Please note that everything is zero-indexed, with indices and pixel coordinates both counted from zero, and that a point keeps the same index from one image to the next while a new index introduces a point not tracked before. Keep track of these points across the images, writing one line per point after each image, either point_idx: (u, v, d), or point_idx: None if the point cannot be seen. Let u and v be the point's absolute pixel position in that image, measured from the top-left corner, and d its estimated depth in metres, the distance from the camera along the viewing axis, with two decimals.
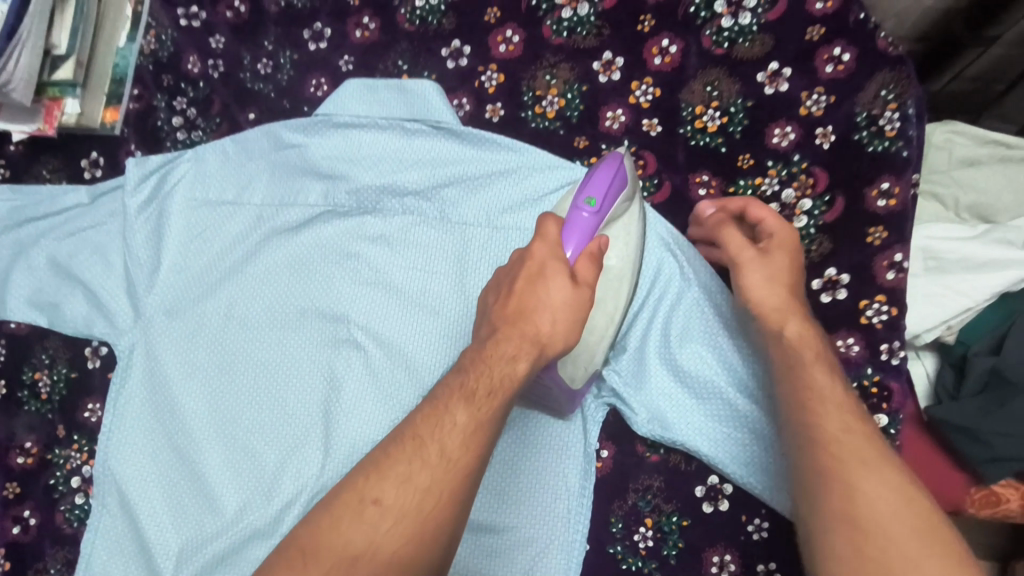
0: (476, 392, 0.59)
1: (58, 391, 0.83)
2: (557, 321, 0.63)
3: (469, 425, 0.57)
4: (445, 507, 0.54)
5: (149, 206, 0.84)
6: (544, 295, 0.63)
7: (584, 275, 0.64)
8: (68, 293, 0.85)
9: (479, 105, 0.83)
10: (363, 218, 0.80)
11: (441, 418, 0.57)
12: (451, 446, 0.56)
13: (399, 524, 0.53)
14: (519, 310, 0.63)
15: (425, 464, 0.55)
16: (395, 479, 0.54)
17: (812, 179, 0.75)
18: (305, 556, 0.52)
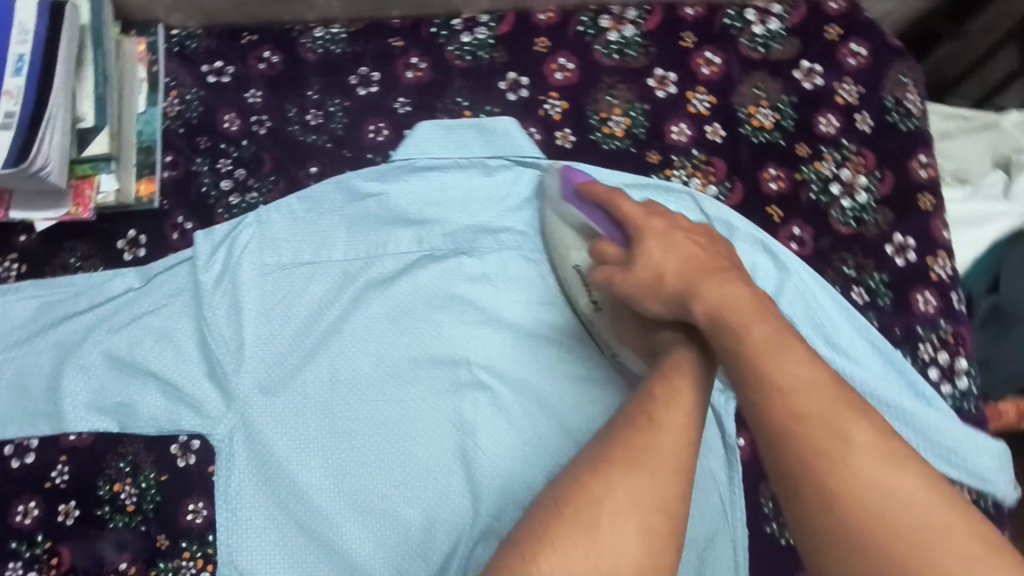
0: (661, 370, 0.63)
1: (150, 499, 0.75)
2: (689, 274, 0.63)
3: (669, 397, 0.61)
4: (683, 474, 0.57)
5: (222, 281, 0.78)
6: (665, 253, 0.66)
7: (682, 218, 0.70)
8: (139, 390, 0.76)
9: (550, 132, 0.85)
10: (460, 261, 0.80)
11: (646, 395, 0.61)
12: (659, 414, 0.59)
13: (637, 482, 0.55)
14: (653, 263, 0.66)
15: (643, 432, 0.58)
16: (626, 447, 0.57)
17: (863, 158, 0.85)
18: (558, 510, 0.54)
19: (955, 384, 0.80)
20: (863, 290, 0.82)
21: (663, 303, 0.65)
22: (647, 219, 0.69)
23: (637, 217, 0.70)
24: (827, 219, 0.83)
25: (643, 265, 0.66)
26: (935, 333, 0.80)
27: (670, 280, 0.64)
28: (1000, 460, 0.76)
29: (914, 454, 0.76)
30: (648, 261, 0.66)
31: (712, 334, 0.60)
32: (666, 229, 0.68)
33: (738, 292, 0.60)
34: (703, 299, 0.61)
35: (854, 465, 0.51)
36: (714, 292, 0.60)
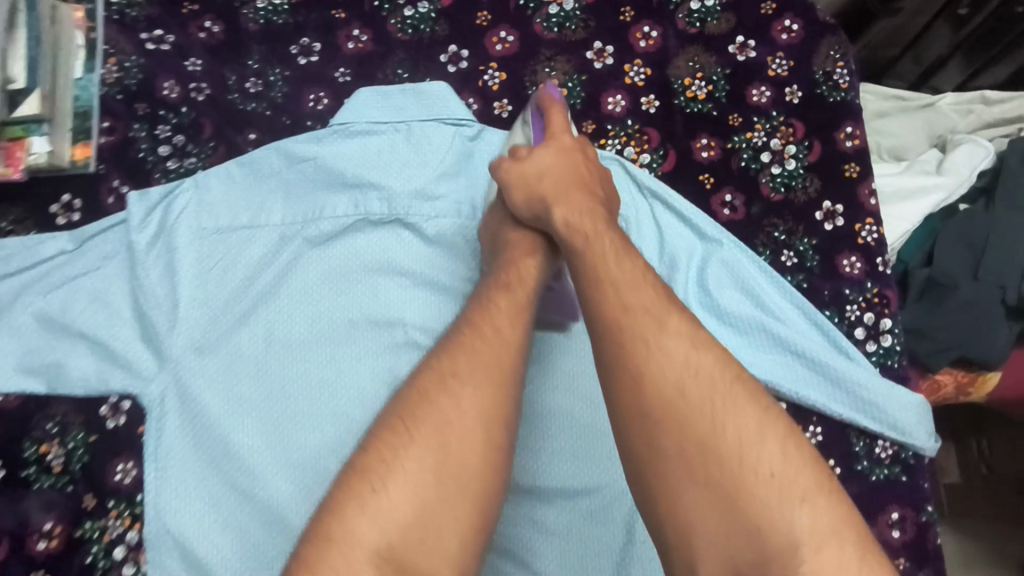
0: (510, 282, 0.67)
1: (78, 459, 0.75)
2: (563, 184, 0.70)
3: (511, 308, 0.64)
4: (512, 379, 0.59)
5: (157, 243, 0.78)
6: (553, 160, 0.72)
7: (592, 149, 0.75)
8: (69, 350, 0.76)
9: (487, 102, 0.87)
10: (394, 226, 0.81)
11: (487, 305, 0.64)
12: (501, 324, 0.62)
13: (480, 389, 0.57)
14: (538, 166, 0.71)
15: (487, 343, 0.60)
16: (467, 355, 0.59)
17: (792, 129, 0.87)
18: (403, 423, 0.55)
19: (879, 343, 0.82)
20: (792, 254, 0.83)
21: (525, 208, 0.71)
22: (564, 135, 0.75)
23: (557, 128, 0.75)
24: (757, 186, 0.85)
25: (527, 166, 0.72)
26: (862, 294, 0.83)
27: (545, 184, 0.70)
28: (918, 413, 0.79)
29: (836, 409, 0.78)
30: (535, 160, 0.72)
31: (563, 236, 0.66)
32: (575, 146, 0.74)
33: (595, 210, 0.68)
34: (564, 205, 0.68)
35: (661, 365, 0.55)
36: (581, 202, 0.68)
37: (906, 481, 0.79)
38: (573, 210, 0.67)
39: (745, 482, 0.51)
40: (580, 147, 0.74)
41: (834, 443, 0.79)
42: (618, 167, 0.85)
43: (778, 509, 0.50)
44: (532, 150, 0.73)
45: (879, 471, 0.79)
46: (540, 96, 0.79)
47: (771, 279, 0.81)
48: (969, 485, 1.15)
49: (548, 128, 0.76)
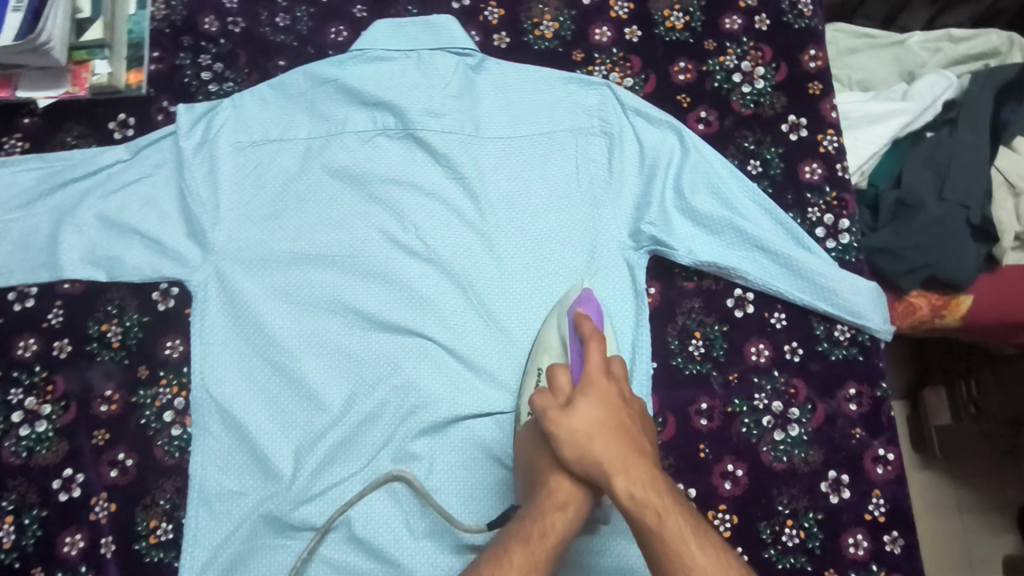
0: (530, 539, 0.64)
1: (134, 335, 0.86)
2: (614, 445, 0.63)
3: (526, 564, 0.61)
4: None
5: (200, 151, 0.90)
6: (599, 417, 0.65)
7: (629, 387, 0.69)
8: (125, 244, 0.87)
9: (487, 35, 0.97)
10: (406, 141, 0.91)
11: (499, 561, 0.61)
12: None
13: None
14: (587, 424, 0.64)
15: None
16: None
17: (761, 52, 0.96)
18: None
19: (838, 240, 0.90)
20: (758, 163, 0.93)
21: (572, 462, 0.64)
22: (602, 375, 0.69)
23: (596, 368, 0.69)
24: (729, 103, 0.95)
25: (572, 423, 0.64)
26: (823, 198, 0.91)
27: (596, 449, 0.63)
28: (873, 298, 0.86)
29: (797, 296, 0.86)
30: (576, 418, 0.65)
31: (627, 517, 0.60)
32: (613, 389, 0.68)
33: (655, 474, 0.61)
34: (625, 478, 0.61)
35: (665, 529, 0.57)
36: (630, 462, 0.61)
37: (864, 360, 0.86)
38: (627, 470, 0.61)
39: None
40: (631, 406, 0.68)
41: (797, 327, 0.87)
42: (604, 89, 0.93)
43: None
44: (580, 400, 0.66)
45: (839, 351, 0.86)
46: (579, 321, 0.75)
47: (739, 186, 0.90)
48: (959, 425, 1.22)
49: (587, 362, 0.70)
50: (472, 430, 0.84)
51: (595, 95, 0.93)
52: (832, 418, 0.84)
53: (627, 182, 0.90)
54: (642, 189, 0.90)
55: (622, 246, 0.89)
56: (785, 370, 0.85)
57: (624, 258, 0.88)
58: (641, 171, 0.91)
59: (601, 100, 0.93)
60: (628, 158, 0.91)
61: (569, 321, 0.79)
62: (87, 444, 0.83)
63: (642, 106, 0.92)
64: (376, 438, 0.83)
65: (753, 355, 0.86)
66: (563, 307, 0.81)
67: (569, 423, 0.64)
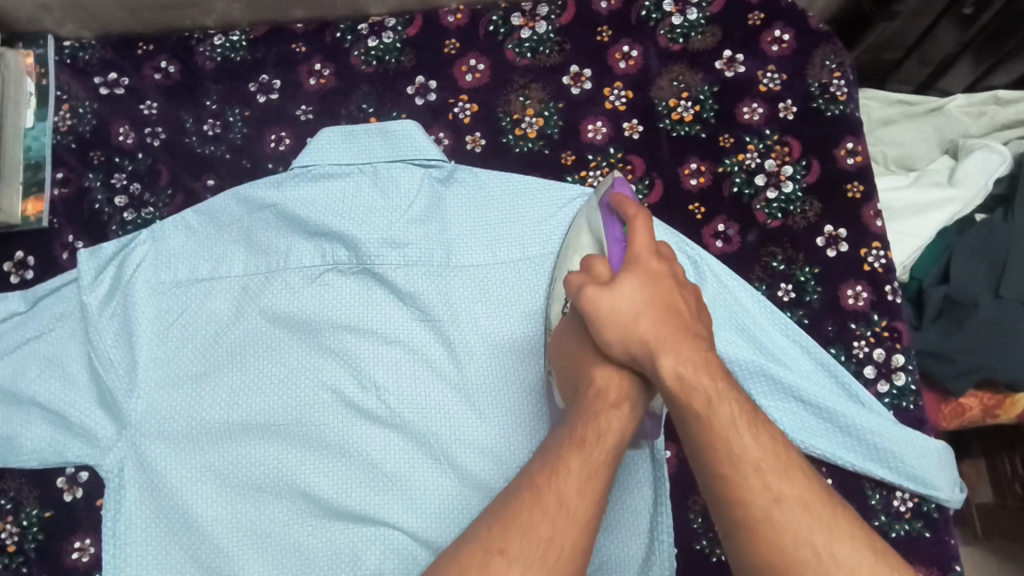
0: (585, 440, 0.56)
1: (32, 538, 0.70)
2: (664, 329, 0.56)
3: (586, 470, 0.54)
4: (572, 562, 0.50)
5: (110, 300, 0.74)
6: (644, 297, 0.57)
7: (679, 268, 0.61)
8: (23, 420, 0.72)
9: (458, 136, 0.81)
10: (365, 278, 0.75)
11: (556, 468, 0.54)
12: (569, 495, 0.52)
13: (532, 574, 0.49)
14: (631, 305, 0.57)
15: (548, 513, 0.51)
16: (523, 535, 0.50)
17: (787, 147, 0.80)
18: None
19: (892, 381, 0.74)
20: (791, 286, 0.77)
21: (618, 348, 0.58)
22: (647, 255, 0.60)
23: (641, 245, 0.60)
24: (752, 212, 0.79)
25: (615, 304, 0.57)
26: (870, 328, 0.75)
27: (642, 328, 0.56)
28: (940, 460, 0.70)
29: (846, 458, 0.71)
30: (621, 297, 0.57)
31: (676, 399, 0.54)
32: (664, 272, 0.59)
33: (709, 359, 0.55)
34: (675, 357, 0.55)
35: (739, 450, 0.52)
36: (680, 348, 0.55)
37: (931, 537, 0.70)
38: (681, 362, 0.54)
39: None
40: (679, 292, 0.59)
41: (846, 495, 0.71)
42: None
43: None
44: (620, 278, 0.58)
45: (900, 527, 0.70)
46: (617, 198, 0.64)
47: (769, 321, 0.74)
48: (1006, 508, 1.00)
49: (631, 241, 0.61)
50: None
51: None
52: None
53: None
54: None
55: None
56: None
57: None
58: None
59: None
60: None
61: (602, 207, 0.68)
62: None
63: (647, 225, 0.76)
64: None
65: None
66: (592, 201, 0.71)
67: (612, 305, 0.57)
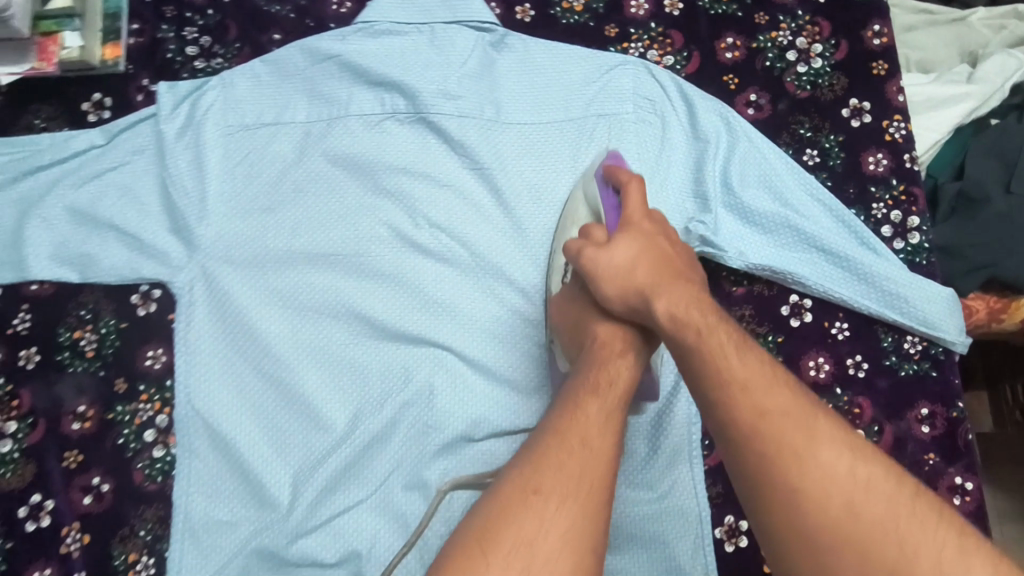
0: (598, 385, 0.60)
1: (110, 344, 0.76)
2: (658, 273, 0.61)
3: (604, 415, 0.57)
4: (600, 497, 0.53)
5: (185, 134, 0.79)
6: (639, 253, 0.63)
7: (671, 229, 0.67)
8: (101, 242, 0.77)
9: (510, 7, 0.86)
10: (419, 127, 0.81)
11: (574, 412, 0.57)
12: (591, 436, 0.55)
13: (569, 505, 0.51)
14: (624, 258, 0.63)
15: (573, 454, 0.54)
16: (554, 469, 0.53)
17: (818, 28, 0.85)
18: (481, 547, 0.49)
19: (907, 240, 0.80)
20: (816, 152, 0.82)
21: (618, 301, 0.62)
22: (640, 216, 0.66)
23: (634, 208, 0.66)
24: (782, 85, 0.84)
25: (611, 259, 0.63)
26: (888, 192, 0.81)
27: (639, 278, 0.61)
28: (949, 306, 0.76)
29: (863, 302, 0.77)
30: (617, 254, 0.63)
31: (671, 333, 0.58)
32: (655, 230, 0.65)
33: (700, 298, 0.59)
34: (666, 297, 0.59)
35: (754, 398, 0.53)
36: (677, 287, 0.60)
37: (937, 376, 0.76)
38: (673, 298, 0.59)
39: (844, 518, 0.48)
40: (671, 248, 0.65)
41: (861, 339, 0.77)
42: (641, 70, 0.83)
43: (908, 549, 0.46)
44: (614, 239, 0.64)
45: (908, 367, 0.76)
46: (611, 170, 0.70)
47: (795, 183, 0.80)
48: None
49: (625, 207, 0.67)
50: (492, 454, 0.74)
51: (630, 77, 0.83)
52: (900, 441, 0.75)
53: (667, 176, 0.81)
54: (685, 184, 0.81)
55: None
56: (850, 387, 0.76)
57: None
58: (682, 162, 0.81)
59: (636, 82, 0.83)
60: (667, 151, 0.82)
61: (597, 175, 0.72)
62: (56, 468, 0.73)
63: (684, 93, 0.83)
64: (383, 460, 0.74)
65: (812, 371, 0.77)
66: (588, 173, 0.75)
67: (611, 258, 0.63)
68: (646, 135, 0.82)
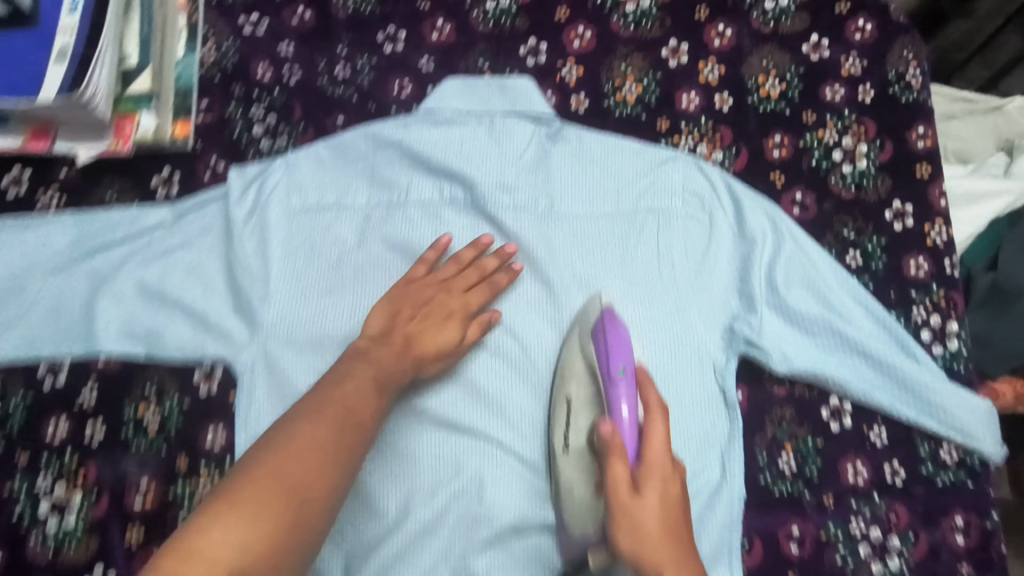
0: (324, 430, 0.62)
1: (175, 421, 0.80)
2: (668, 534, 0.65)
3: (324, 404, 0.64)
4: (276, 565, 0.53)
5: (251, 217, 0.82)
6: (660, 508, 0.66)
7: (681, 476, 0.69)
8: (167, 320, 0.80)
9: (565, 96, 0.89)
10: (478, 217, 0.84)
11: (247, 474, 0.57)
12: (249, 490, 0.55)
13: None
14: (645, 514, 0.65)
15: (250, 504, 0.54)
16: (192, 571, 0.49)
17: (864, 127, 0.87)
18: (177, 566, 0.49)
19: (945, 346, 0.82)
20: (859, 254, 0.85)
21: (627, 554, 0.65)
22: (666, 462, 0.68)
23: (657, 452, 0.68)
24: (827, 185, 0.86)
25: (637, 512, 0.65)
26: (928, 297, 0.83)
27: (654, 537, 0.64)
28: (985, 418, 0.78)
29: (901, 409, 0.79)
30: (643, 511, 0.65)
31: None
32: (671, 478, 0.68)
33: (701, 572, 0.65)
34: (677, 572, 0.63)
35: None
36: (447, 336, 0.75)
37: (973, 487, 0.78)
38: (425, 334, 0.75)
39: None
40: (395, 330, 0.74)
41: (898, 446, 0.80)
42: (692, 166, 0.86)
43: None
44: (642, 494, 0.66)
45: (944, 476, 0.78)
46: (643, 387, 0.72)
47: (838, 286, 0.82)
48: None
49: (648, 446, 0.68)
50: (537, 548, 0.77)
51: (680, 172, 0.85)
52: (934, 549, 0.77)
53: (714, 271, 0.83)
54: (730, 280, 0.83)
55: (711, 350, 0.81)
56: (887, 494, 0.78)
57: (712, 361, 0.81)
58: (729, 258, 0.83)
59: (686, 178, 0.85)
60: (714, 246, 0.84)
61: (606, 366, 0.73)
62: (119, 543, 0.76)
63: (733, 189, 0.85)
64: (433, 549, 0.76)
65: (851, 476, 0.79)
66: (586, 325, 0.78)
67: (637, 521, 0.65)
68: (695, 230, 0.84)
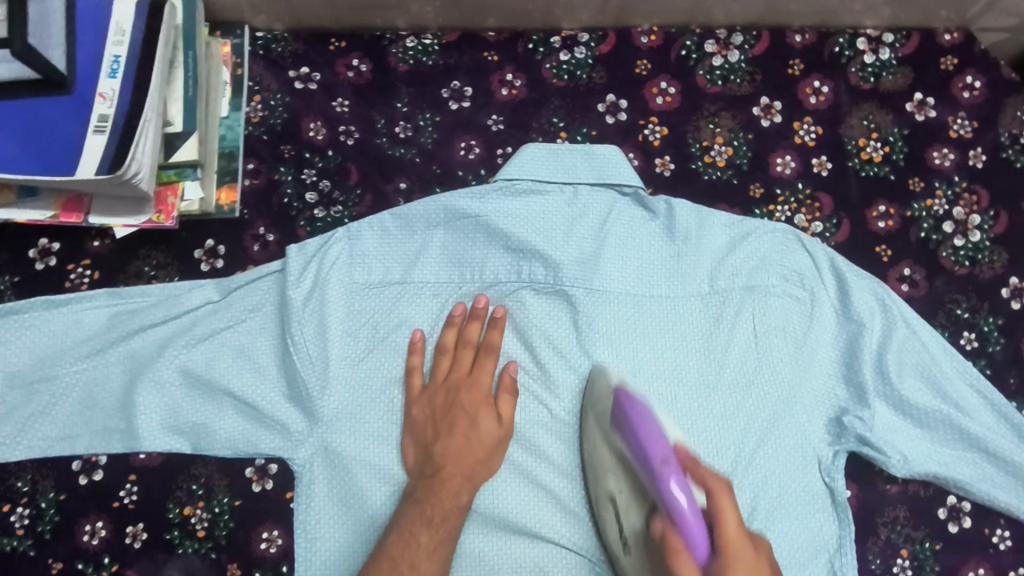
0: (434, 517, 0.65)
1: (223, 525, 0.73)
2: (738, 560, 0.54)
3: (432, 544, 0.64)
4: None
5: (310, 299, 0.74)
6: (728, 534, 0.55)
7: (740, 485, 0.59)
8: (214, 410, 0.73)
9: (648, 158, 0.81)
10: (555, 296, 0.76)
11: (408, 537, 0.64)
12: (420, 560, 0.63)
13: None
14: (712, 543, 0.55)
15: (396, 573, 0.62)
16: None
17: (976, 197, 0.80)
18: None
19: None
20: (975, 337, 0.77)
21: None
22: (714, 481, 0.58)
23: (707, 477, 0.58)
24: (937, 259, 0.79)
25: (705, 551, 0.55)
26: None
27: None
28: None
29: None
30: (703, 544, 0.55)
31: None
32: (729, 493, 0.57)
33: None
34: None
35: None
36: (486, 374, 0.72)
37: None
38: (459, 448, 0.69)
39: None
40: (432, 392, 0.72)
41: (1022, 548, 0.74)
42: (792, 239, 0.77)
43: None
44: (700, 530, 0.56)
45: None
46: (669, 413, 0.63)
47: (958, 376, 0.74)
48: None
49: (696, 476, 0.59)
50: None
51: (780, 247, 0.77)
52: None
53: (816, 358, 0.75)
54: (834, 368, 0.75)
55: (819, 447, 0.73)
56: None
57: (818, 459, 0.73)
58: (835, 343, 0.76)
59: (786, 253, 0.77)
60: (816, 330, 0.76)
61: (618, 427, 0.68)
62: None
63: (836, 267, 0.77)
64: None
65: None
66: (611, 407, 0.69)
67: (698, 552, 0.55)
68: (796, 311, 0.76)
